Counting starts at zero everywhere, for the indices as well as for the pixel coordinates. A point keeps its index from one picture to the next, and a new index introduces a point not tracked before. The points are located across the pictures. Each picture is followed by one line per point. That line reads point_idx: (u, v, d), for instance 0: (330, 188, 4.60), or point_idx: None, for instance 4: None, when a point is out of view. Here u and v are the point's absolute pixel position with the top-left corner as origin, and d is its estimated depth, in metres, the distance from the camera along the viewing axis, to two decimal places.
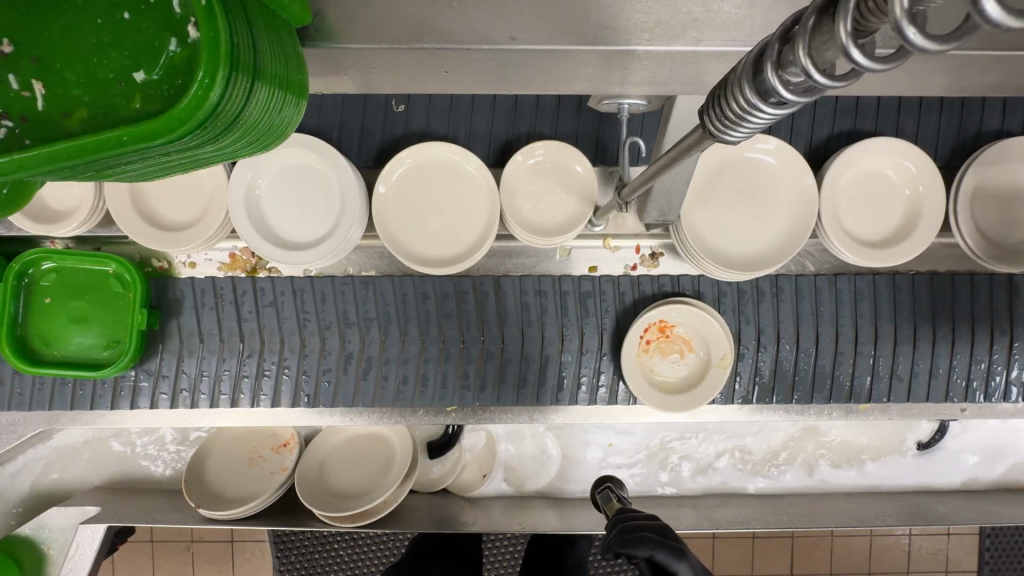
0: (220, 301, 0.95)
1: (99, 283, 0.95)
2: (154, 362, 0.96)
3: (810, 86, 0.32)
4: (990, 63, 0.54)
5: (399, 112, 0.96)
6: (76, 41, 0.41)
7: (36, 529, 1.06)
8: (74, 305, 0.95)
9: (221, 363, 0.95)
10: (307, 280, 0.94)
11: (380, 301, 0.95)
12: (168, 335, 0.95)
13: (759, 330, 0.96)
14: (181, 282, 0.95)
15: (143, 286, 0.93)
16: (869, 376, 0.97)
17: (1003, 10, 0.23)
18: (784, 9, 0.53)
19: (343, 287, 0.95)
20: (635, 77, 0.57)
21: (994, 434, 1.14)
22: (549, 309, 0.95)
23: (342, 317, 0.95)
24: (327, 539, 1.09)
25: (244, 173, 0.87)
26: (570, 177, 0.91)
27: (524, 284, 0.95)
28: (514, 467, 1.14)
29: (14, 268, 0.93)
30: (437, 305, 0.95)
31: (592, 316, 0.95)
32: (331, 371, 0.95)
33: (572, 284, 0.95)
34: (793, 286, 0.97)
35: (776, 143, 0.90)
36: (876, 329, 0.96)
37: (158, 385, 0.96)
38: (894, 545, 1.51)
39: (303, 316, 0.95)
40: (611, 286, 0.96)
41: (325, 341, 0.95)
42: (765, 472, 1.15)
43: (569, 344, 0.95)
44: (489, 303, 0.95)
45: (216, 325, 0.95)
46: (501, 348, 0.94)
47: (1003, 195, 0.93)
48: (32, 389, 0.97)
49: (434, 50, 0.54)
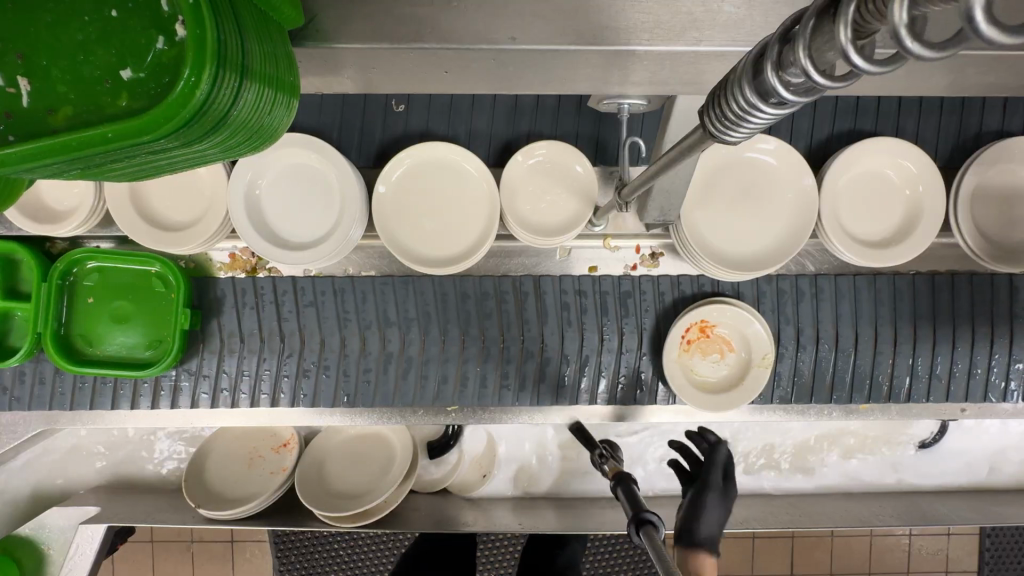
0: (260, 301, 0.95)
1: (143, 284, 0.95)
2: (194, 362, 0.96)
3: (811, 86, 0.32)
4: (991, 64, 0.54)
5: (399, 112, 0.96)
6: (63, 38, 0.41)
7: (35, 529, 1.07)
8: (117, 306, 0.95)
9: (261, 363, 0.95)
10: (348, 280, 0.95)
11: (419, 300, 0.95)
12: (209, 335, 0.95)
13: (799, 329, 0.97)
14: (221, 282, 0.95)
15: (185, 287, 0.93)
16: (907, 376, 0.98)
17: (997, 27, 0.23)
18: (784, 9, 0.53)
19: (383, 287, 0.95)
20: (635, 77, 0.57)
21: (995, 434, 1.14)
22: (589, 310, 0.95)
23: (382, 317, 0.95)
24: (328, 539, 1.09)
25: (243, 174, 0.87)
26: (569, 177, 0.91)
27: (564, 285, 0.96)
28: (515, 467, 1.14)
29: (59, 268, 0.93)
30: (476, 306, 0.95)
31: (632, 316, 0.96)
32: (371, 371, 0.95)
33: (611, 284, 0.96)
34: (833, 286, 0.97)
35: (775, 143, 0.90)
36: (915, 329, 0.97)
37: (199, 385, 0.96)
38: (894, 545, 1.51)
39: (344, 317, 0.95)
40: (651, 286, 0.96)
41: (366, 341, 0.95)
42: (767, 473, 1.15)
43: (609, 343, 0.95)
44: (530, 303, 0.95)
45: (256, 325, 0.95)
46: (540, 348, 0.95)
47: (1004, 195, 0.93)
48: (33, 388, 0.97)
49: (434, 50, 0.54)
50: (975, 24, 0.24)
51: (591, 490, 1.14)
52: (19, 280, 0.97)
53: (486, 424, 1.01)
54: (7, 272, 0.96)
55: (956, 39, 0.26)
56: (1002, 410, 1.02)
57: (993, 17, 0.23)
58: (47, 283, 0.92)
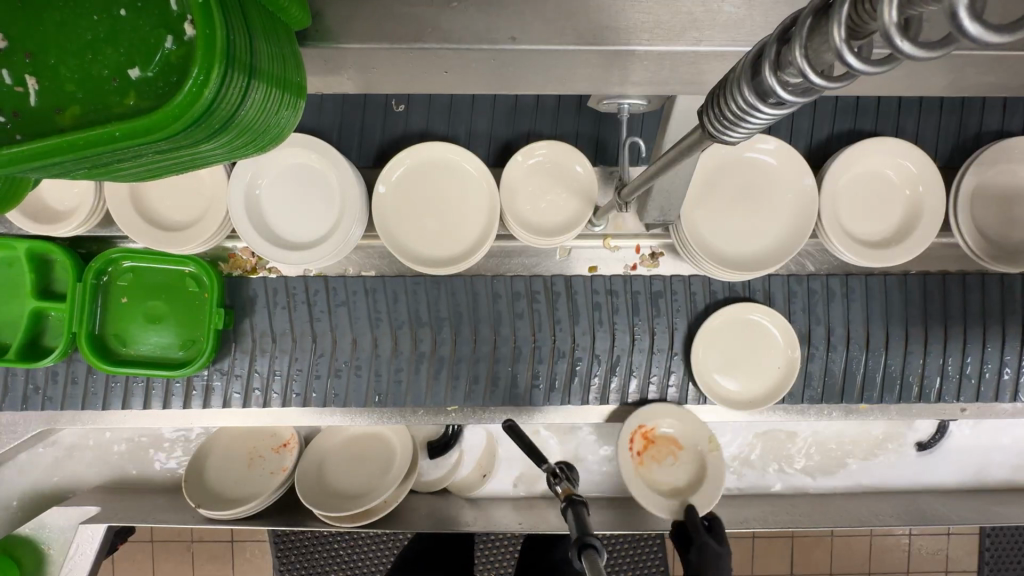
0: (293, 301, 0.95)
1: (177, 283, 0.96)
2: (226, 362, 0.96)
3: (810, 86, 0.32)
4: (991, 63, 0.54)
5: (399, 112, 0.96)
6: (71, 37, 0.42)
7: (35, 528, 1.07)
8: (151, 306, 0.95)
9: (293, 364, 0.95)
10: (380, 280, 0.95)
11: (451, 300, 0.95)
12: (241, 335, 0.95)
13: (830, 330, 0.97)
14: (253, 283, 0.95)
15: (218, 287, 0.93)
16: (938, 377, 0.99)
17: (982, 26, 0.24)
18: (784, 9, 0.53)
19: (415, 286, 0.95)
20: (636, 77, 0.57)
21: (995, 434, 1.14)
22: (621, 309, 0.96)
23: (414, 317, 0.95)
24: (328, 539, 1.09)
25: (243, 175, 0.87)
26: (569, 177, 0.91)
27: (595, 285, 0.96)
28: (515, 468, 1.14)
29: (94, 268, 0.93)
30: (508, 305, 0.95)
31: (664, 316, 0.96)
32: (403, 372, 0.96)
33: (643, 284, 0.96)
34: (863, 287, 0.97)
35: (775, 143, 0.90)
36: (946, 329, 0.97)
37: (231, 384, 0.96)
38: (894, 546, 1.51)
39: (375, 317, 0.95)
40: (683, 287, 0.97)
41: (397, 340, 0.95)
42: (768, 473, 1.14)
43: (640, 343, 0.96)
44: (561, 303, 0.95)
45: (288, 325, 0.95)
46: (572, 347, 0.95)
47: (1004, 195, 0.93)
48: (33, 388, 0.97)
49: (433, 50, 0.54)
50: (961, 24, 0.24)
51: (591, 490, 1.14)
52: (54, 280, 0.98)
53: (486, 424, 1.01)
54: (41, 273, 0.96)
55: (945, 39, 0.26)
56: (1003, 410, 1.02)
57: (977, 18, 0.24)
58: (82, 283, 0.92)
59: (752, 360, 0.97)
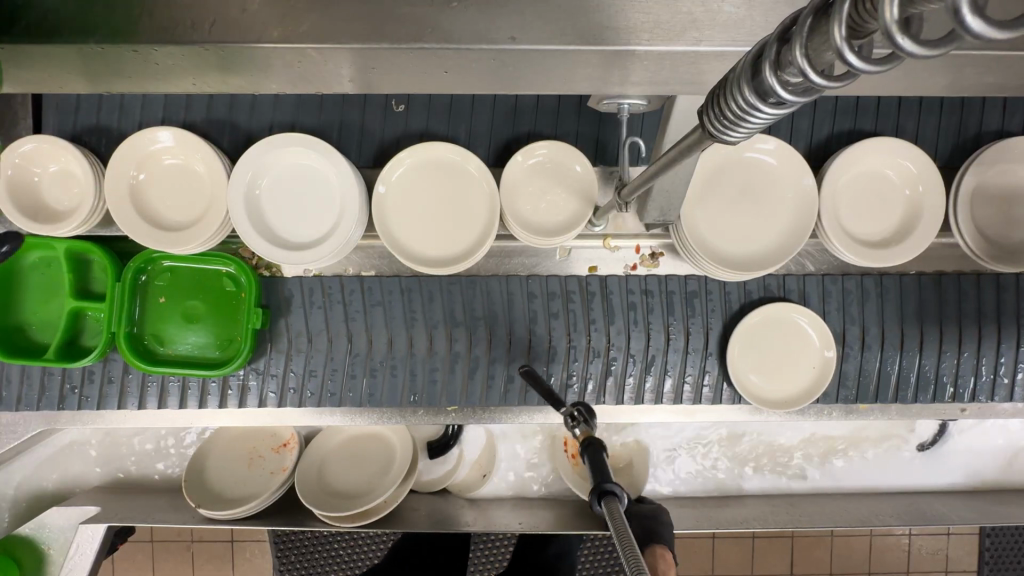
0: (329, 301, 0.96)
1: (215, 283, 0.96)
2: (262, 362, 0.96)
3: (810, 86, 0.32)
4: (990, 63, 0.54)
5: (399, 112, 0.96)
6: None
7: (35, 529, 1.07)
8: (187, 306, 0.96)
9: (329, 363, 0.96)
10: (416, 280, 0.96)
11: (487, 300, 0.96)
12: (277, 335, 0.96)
13: (864, 330, 0.98)
14: (289, 283, 0.96)
15: (256, 287, 0.93)
16: (972, 377, 0.99)
17: (986, 22, 0.24)
18: (784, 9, 0.53)
19: (450, 286, 0.96)
20: (636, 77, 0.57)
21: (995, 434, 1.14)
22: (655, 309, 0.97)
23: (449, 317, 0.96)
24: (327, 539, 1.09)
25: (243, 174, 0.87)
26: (569, 177, 0.91)
27: (630, 285, 0.97)
28: (514, 468, 1.14)
29: (133, 266, 0.93)
30: (543, 305, 0.96)
31: (698, 316, 0.97)
32: (438, 372, 0.96)
33: (678, 284, 0.97)
34: (898, 286, 0.98)
35: (775, 143, 0.90)
36: (980, 330, 0.98)
37: (266, 384, 0.96)
38: (894, 545, 1.51)
39: (411, 317, 0.96)
40: (717, 286, 0.98)
41: (433, 340, 0.96)
42: (767, 473, 1.14)
43: (675, 342, 0.97)
44: (596, 303, 0.97)
45: (324, 324, 0.96)
46: (607, 347, 0.96)
47: (1004, 195, 0.93)
48: (31, 388, 0.97)
49: (434, 50, 0.54)
50: (966, 21, 0.24)
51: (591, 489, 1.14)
52: (92, 281, 0.98)
53: (486, 423, 1.01)
54: (79, 272, 0.96)
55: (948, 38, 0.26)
56: (1002, 410, 1.03)
57: (981, 14, 0.24)
58: (121, 282, 0.92)
59: (787, 362, 0.97)
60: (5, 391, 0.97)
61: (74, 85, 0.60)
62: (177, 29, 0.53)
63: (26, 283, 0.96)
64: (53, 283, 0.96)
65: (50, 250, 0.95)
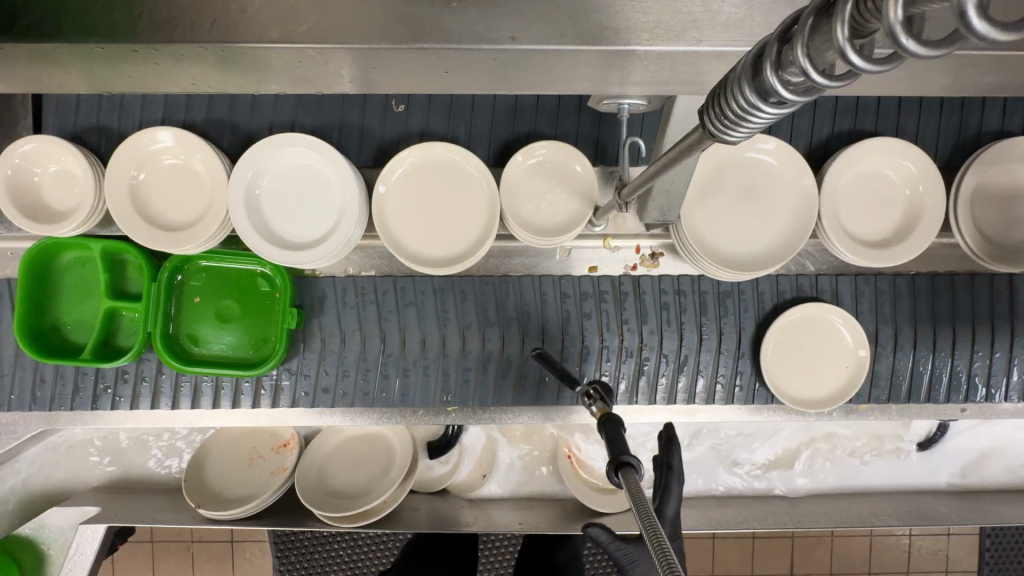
0: (362, 301, 0.96)
1: (250, 283, 0.96)
2: (295, 361, 0.96)
3: (811, 85, 0.32)
4: (990, 63, 0.54)
5: (399, 112, 0.96)
6: None
7: (35, 529, 1.07)
8: (222, 306, 0.96)
9: (362, 363, 0.96)
10: (449, 280, 0.96)
11: (519, 299, 0.96)
12: (310, 335, 0.96)
13: (897, 330, 0.98)
14: (323, 283, 0.96)
15: (290, 288, 0.94)
16: (1004, 376, 1.00)
17: (990, 24, 0.23)
18: (784, 9, 0.53)
19: (482, 285, 0.96)
20: (636, 77, 0.57)
21: (995, 434, 1.14)
22: (689, 309, 0.97)
23: (482, 317, 0.96)
24: (326, 539, 1.08)
25: (243, 174, 0.87)
26: (569, 177, 0.91)
27: (663, 285, 0.97)
28: (514, 468, 1.14)
29: (170, 266, 0.93)
30: (576, 305, 0.96)
31: (732, 316, 0.98)
32: (471, 371, 0.97)
33: (711, 284, 0.97)
34: (931, 284, 0.99)
35: (775, 143, 0.90)
36: (1012, 327, 0.98)
37: (299, 384, 0.97)
38: (894, 546, 1.51)
39: (443, 316, 0.96)
40: (750, 287, 0.98)
41: (465, 340, 0.96)
42: (767, 474, 1.14)
43: (707, 343, 0.97)
44: (629, 303, 0.97)
45: (357, 324, 0.96)
46: (640, 347, 0.97)
47: (1004, 195, 0.93)
48: (31, 387, 0.97)
49: (433, 50, 0.54)
50: (969, 23, 0.24)
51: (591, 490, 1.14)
52: (127, 281, 0.98)
53: (486, 424, 1.01)
54: (115, 273, 0.97)
55: (952, 39, 0.26)
56: (1003, 410, 1.03)
57: (985, 16, 0.23)
58: (158, 282, 0.92)
59: (819, 363, 0.98)
60: (39, 391, 0.97)
61: (72, 85, 0.60)
62: (177, 28, 0.53)
63: (63, 282, 0.96)
64: (90, 282, 0.97)
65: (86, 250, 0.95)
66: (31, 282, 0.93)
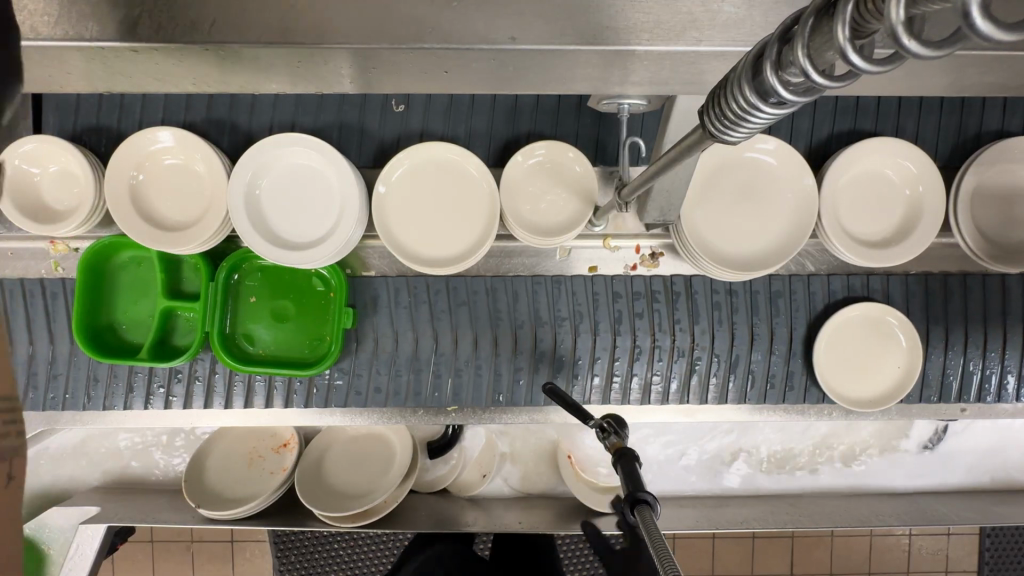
0: (415, 301, 0.96)
1: (305, 283, 0.95)
2: (347, 361, 0.96)
3: (811, 86, 0.32)
4: (990, 63, 0.54)
5: (398, 112, 0.96)
6: None
7: (35, 528, 1.06)
8: (276, 306, 0.95)
9: (415, 363, 0.96)
10: (503, 280, 0.97)
11: (572, 299, 0.97)
12: (363, 335, 0.96)
13: (949, 330, 0.99)
14: (376, 283, 0.96)
15: (345, 288, 0.93)
16: None
17: (992, 24, 0.24)
18: (784, 9, 0.53)
19: (536, 285, 0.97)
20: (636, 77, 0.57)
21: (996, 435, 1.14)
22: (740, 309, 0.97)
23: (534, 316, 0.96)
24: (327, 538, 1.09)
25: (243, 174, 0.87)
26: (569, 177, 0.91)
27: (715, 285, 0.97)
28: (514, 468, 1.14)
29: (225, 267, 0.92)
30: (628, 305, 0.97)
31: (783, 316, 0.98)
32: (522, 371, 0.97)
33: (763, 284, 0.98)
34: (982, 283, 0.99)
35: (775, 143, 0.90)
36: None
37: (354, 384, 0.97)
38: (894, 545, 1.51)
39: (496, 316, 0.96)
40: (802, 286, 0.98)
41: (518, 339, 0.96)
42: (766, 473, 1.15)
43: (758, 343, 0.98)
44: (681, 303, 0.97)
45: (410, 323, 0.96)
46: (691, 346, 0.97)
47: (1004, 195, 0.93)
48: (30, 389, 0.97)
49: (434, 50, 0.54)
50: (972, 22, 0.24)
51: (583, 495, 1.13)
52: (183, 281, 0.97)
53: (486, 424, 1.02)
54: (171, 273, 0.96)
55: (953, 39, 0.26)
56: (1003, 410, 1.03)
57: (988, 15, 0.23)
58: (214, 282, 0.91)
59: (870, 362, 0.98)
60: (93, 390, 0.97)
61: (71, 85, 0.60)
62: (175, 28, 0.53)
63: (119, 283, 0.96)
64: (146, 283, 0.96)
65: (142, 250, 0.95)
66: (89, 282, 0.93)
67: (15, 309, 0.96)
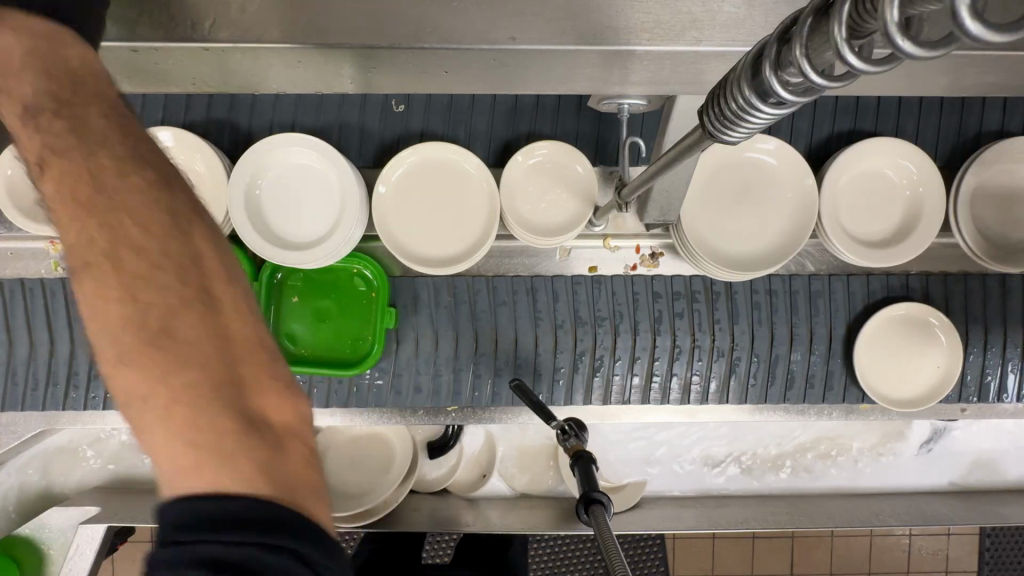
0: (455, 301, 0.96)
1: (345, 282, 0.95)
2: (388, 361, 0.96)
3: (810, 86, 0.32)
4: (992, 63, 0.54)
5: (398, 112, 0.96)
6: None
7: (35, 528, 1.07)
8: (317, 305, 0.95)
9: (455, 363, 0.96)
10: (545, 281, 0.97)
11: (612, 299, 0.97)
12: (403, 335, 0.96)
13: (988, 330, 0.99)
14: (416, 283, 0.96)
15: (387, 289, 0.94)
16: None
17: (982, 25, 0.23)
18: (784, 9, 0.53)
19: (577, 284, 0.97)
20: (636, 77, 0.57)
21: (997, 435, 1.14)
22: (780, 309, 0.97)
23: (575, 315, 0.96)
24: None
25: (243, 174, 0.87)
26: (569, 177, 0.91)
27: (755, 285, 0.97)
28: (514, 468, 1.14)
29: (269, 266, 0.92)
30: (668, 306, 0.97)
31: (824, 316, 0.98)
32: (561, 371, 0.97)
33: (802, 284, 0.98)
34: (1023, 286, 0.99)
35: (775, 143, 0.90)
36: None
37: (393, 384, 0.96)
38: (894, 546, 1.51)
39: (537, 316, 0.96)
40: (842, 286, 0.98)
41: (559, 339, 0.96)
42: (767, 473, 1.14)
43: (798, 342, 0.98)
44: (721, 303, 0.97)
45: (450, 324, 0.96)
46: (731, 347, 0.97)
47: (1004, 195, 0.93)
48: (35, 388, 0.96)
49: (434, 49, 0.54)
50: (963, 24, 0.24)
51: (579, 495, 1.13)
52: None
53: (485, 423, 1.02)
54: None
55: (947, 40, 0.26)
56: (1003, 410, 1.03)
57: (979, 17, 0.24)
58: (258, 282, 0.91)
59: (908, 362, 0.98)
60: None
61: None
62: (176, 28, 0.53)
63: None
64: None
65: None
66: None
67: (14, 309, 0.96)
